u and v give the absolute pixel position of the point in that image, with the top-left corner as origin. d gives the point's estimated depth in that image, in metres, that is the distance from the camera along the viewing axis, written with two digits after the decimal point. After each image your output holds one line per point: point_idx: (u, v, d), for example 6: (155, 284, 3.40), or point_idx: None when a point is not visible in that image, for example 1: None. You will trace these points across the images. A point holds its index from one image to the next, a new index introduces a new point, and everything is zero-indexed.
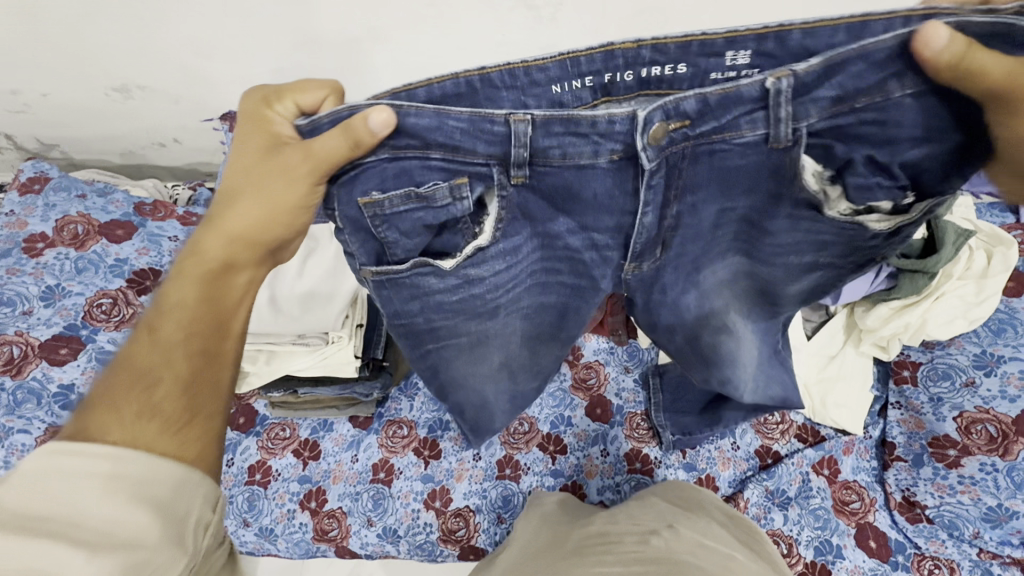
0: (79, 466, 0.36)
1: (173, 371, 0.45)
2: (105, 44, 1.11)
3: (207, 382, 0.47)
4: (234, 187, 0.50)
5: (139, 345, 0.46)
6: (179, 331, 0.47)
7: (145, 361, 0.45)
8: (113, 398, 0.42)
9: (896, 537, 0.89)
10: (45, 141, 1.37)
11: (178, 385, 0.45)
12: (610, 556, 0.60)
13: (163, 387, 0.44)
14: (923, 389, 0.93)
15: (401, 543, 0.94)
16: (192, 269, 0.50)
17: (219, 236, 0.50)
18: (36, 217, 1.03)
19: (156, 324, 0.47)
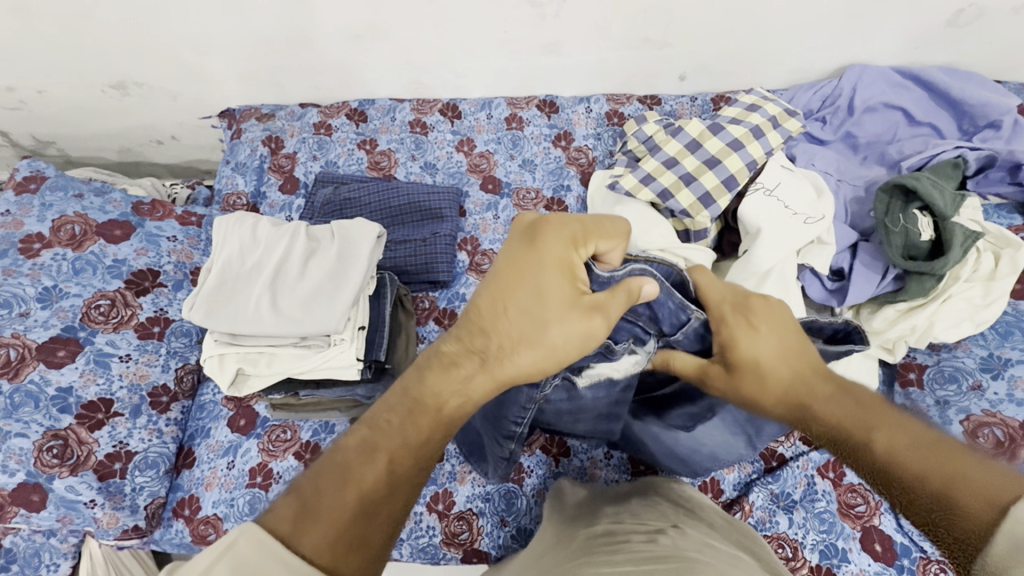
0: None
1: (386, 506, 0.47)
2: (100, 39, 1.09)
3: (402, 515, 0.49)
4: (506, 306, 0.55)
5: (364, 459, 0.48)
6: (402, 463, 0.49)
7: (363, 478, 0.47)
8: (337, 509, 0.45)
9: (902, 541, 0.88)
10: (40, 138, 1.35)
11: (385, 519, 0.47)
12: (619, 554, 0.57)
13: (384, 502, 0.47)
14: (929, 393, 0.91)
15: (403, 546, 0.92)
16: (439, 395, 0.53)
17: (484, 374, 0.54)
18: (32, 217, 1.01)
19: (380, 446, 0.49)
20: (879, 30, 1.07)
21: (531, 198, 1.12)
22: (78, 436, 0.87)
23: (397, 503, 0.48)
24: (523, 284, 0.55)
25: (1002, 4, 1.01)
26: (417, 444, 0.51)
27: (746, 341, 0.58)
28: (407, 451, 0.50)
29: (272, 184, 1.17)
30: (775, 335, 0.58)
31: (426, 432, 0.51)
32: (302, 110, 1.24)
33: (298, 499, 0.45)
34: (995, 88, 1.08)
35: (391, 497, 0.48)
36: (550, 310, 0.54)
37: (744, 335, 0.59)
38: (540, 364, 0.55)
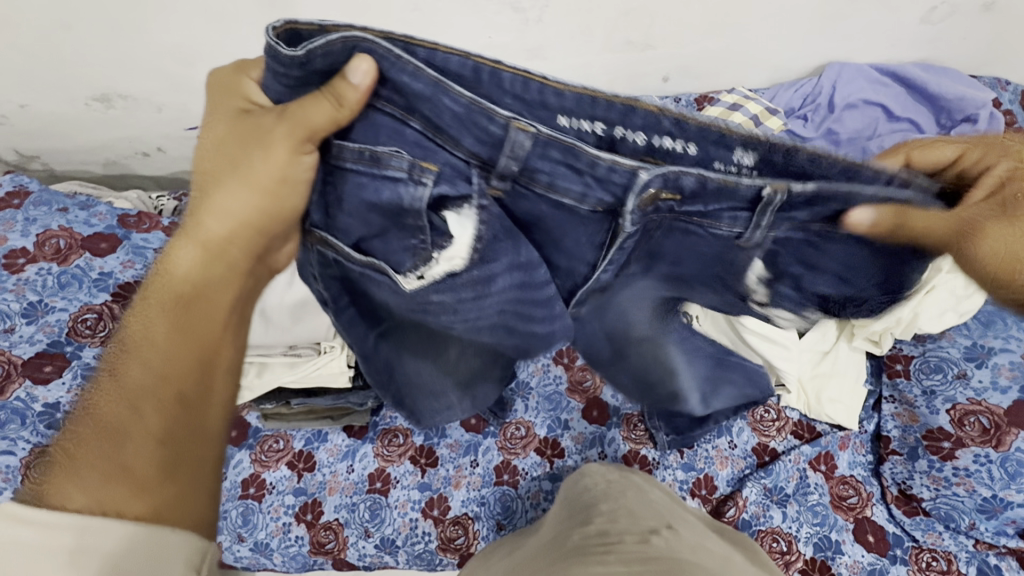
0: (26, 542, 0.35)
1: (140, 421, 0.42)
2: (82, 52, 1.09)
3: (178, 422, 0.44)
4: (210, 188, 0.49)
5: (98, 395, 0.44)
6: (146, 376, 0.44)
7: (103, 416, 0.42)
8: (77, 456, 0.40)
9: (894, 531, 0.89)
10: (24, 153, 1.34)
11: (157, 433, 0.43)
12: (612, 556, 0.57)
13: (141, 420, 0.43)
14: (915, 383, 0.93)
15: (399, 553, 0.93)
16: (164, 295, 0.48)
17: (198, 252, 0.49)
18: (16, 231, 1.00)
19: (115, 374, 0.45)
20: (856, 28, 1.09)
21: None
22: None
23: (164, 411, 0.43)
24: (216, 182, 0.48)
25: (974, 2, 1.03)
26: (167, 346, 0.46)
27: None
28: (155, 360, 0.45)
29: None
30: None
31: (167, 328, 0.46)
32: None
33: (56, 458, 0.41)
34: (971, 84, 1.11)
35: (140, 408, 0.43)
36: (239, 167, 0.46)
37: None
38: (253, 198, 0.47)
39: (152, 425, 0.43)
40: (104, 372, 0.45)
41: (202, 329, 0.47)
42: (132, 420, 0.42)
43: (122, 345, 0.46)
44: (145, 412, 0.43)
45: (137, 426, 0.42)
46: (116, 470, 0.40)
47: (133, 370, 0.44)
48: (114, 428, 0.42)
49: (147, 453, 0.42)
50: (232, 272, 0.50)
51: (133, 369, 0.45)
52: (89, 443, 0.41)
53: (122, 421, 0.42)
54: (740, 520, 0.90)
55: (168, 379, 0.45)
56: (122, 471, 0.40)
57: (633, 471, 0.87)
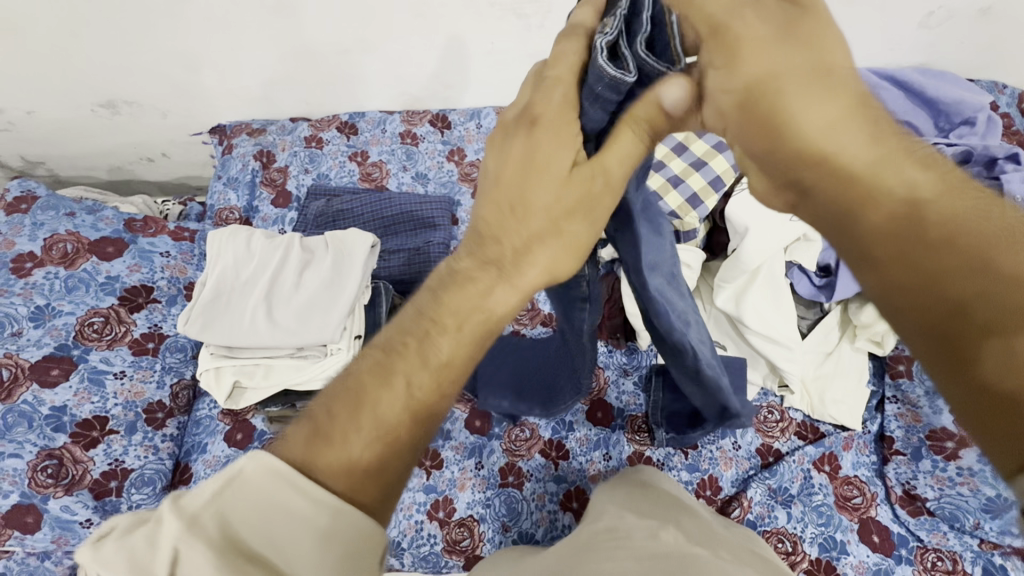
0: (290, 506, 0.40)
1: (400, 437, 0.45)
2: (90, 59, 1.10)
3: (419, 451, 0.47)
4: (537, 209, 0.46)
5: (376, 384, 0.46)
6: (423, 394, 0.46)
7: (380, 411, 0.45)
8: (347, 443, 0.43)
9: (898, 530, 0.89)
10: (30, 159, 1.35)
11: (408, 450, 0.46)
12: (621, 552, 0.57)
13: (397, 441, 0.45)
14: (918, 383, 0.96)
15: (405, 556, 0.92)
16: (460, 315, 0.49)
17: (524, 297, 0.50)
18: (24, 236, 1.01)
19: (393, 368, 0.47)
20: (853, 33, 1.10)
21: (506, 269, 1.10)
22: (73, 455, 0.86)
23: (422, 430, 0.46)
24: (542, 177, 0.46)
25: (970, 7, 1.05)
26: (449, 373, 0.48)
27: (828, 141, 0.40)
28: (431, 378, 0.47)
29: (265, 198, 1.19)
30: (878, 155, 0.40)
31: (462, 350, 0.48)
32: (293, 124, 1.25)
33: (310, 426, 0.44)
34: (969, 86, 1.12)
35: (407, 424, 0.45)
36: (597, 195, 0.46)
37: (871, 165, 0.40)
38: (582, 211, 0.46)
39: (407, 443, 0.45)
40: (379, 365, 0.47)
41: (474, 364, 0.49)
42: (394, 433, 0.45)
43: (418, 343, 0.48)
44: (408, 430, 0.45)
45: (396, 442, 0.45)
46: (380, 477, 0.44)
47: (415, 379, 0.47)
48: (377, 432, 0.44)
49: (399, 466, 0.45)
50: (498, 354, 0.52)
51: (413, 379, 0.47)
52: (364, 433, 0.44)
53: (384, 429, 0.44)
54: (745, 521, 0.90)
55: (430, 404, 0.47)
56: (384, 478, 0.44)
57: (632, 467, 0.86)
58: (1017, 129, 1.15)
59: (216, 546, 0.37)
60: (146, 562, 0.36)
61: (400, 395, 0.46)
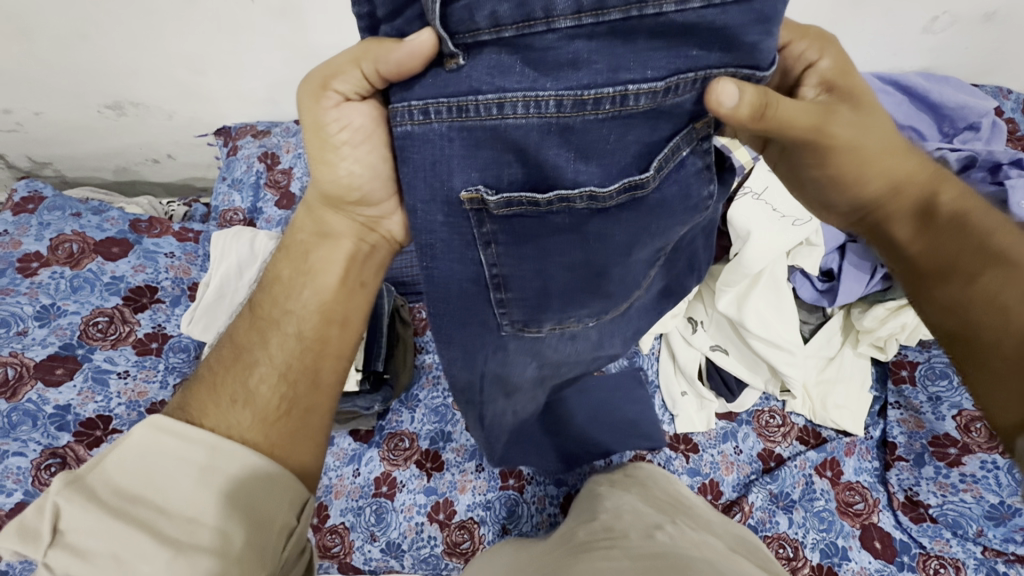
0: (167, 448, 0.45)
1: (265, 365, 0.53)
2: (96, 61, 1.11)
3: (291, 374, 0.53)
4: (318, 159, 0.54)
5: (242, 331, 0.55)
6: (276, 326, 0.54)
7: (245, 351, 0.54)
8: (219, 381, 0.52)
9: (900, 537, 0.89)
10: (37, 160, 1.36)
11: (273, 376, 0.52)
12: (617, 551, 0.57)
13: (258, 371, 0.52)
14: (921, 389, 0.95)
15: (405, 558, 0.92)
16: (288, 250, 0.58)
17: (344, 216, 0.57)
18: (30, 236, 1.02)
19: (254, 313, 0.56)
20: (857, 38, 1.10)
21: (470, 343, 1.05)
22: (76, 454, 0.87)
23: (284, 353, 0.53)
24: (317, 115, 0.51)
25: (975, 12, 1.05)
26: (293, 301, 0.55)
27: (857, 164, 0.53)
28: (282, 313, 0.55)
29: (270, 200, 1.20)
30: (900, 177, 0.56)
31: (295, 273, 0.57)
32: (297, 126, 1.26)
33: (195, 385, 0.53)
34: (973, 92, 1.12)
35: (267, 350, 0.53)
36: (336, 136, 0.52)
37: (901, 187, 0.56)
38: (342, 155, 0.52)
39: (273, 372, 0.52)
40: (244, 317, 0.56)
41: (320, 291, 0.56)
42: (255, 362, 0.53)
43: (266, 286, 0.57)
44: (270, 360, 0.53)
45: (259, 370, 0.52)
46: (245, 402, 0.50)
47: (267, 315, 0.55)
48: (239, 366, 0.53)
49: (269, 390, 0.51)
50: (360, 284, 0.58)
51: (267, 314, 0.55)
52: (230, 372, 0.52)
53: (245, 362, 0.53)
54: (746, 526, 0.90)
55: (290, 333, 0.54)
56: (251, 403, 0.50)
57: (626, 468, 0.86)
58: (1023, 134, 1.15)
59: (92, 490, 0.42)
60: (32, 524, 0.41)
61: (257, 332, 0.54)
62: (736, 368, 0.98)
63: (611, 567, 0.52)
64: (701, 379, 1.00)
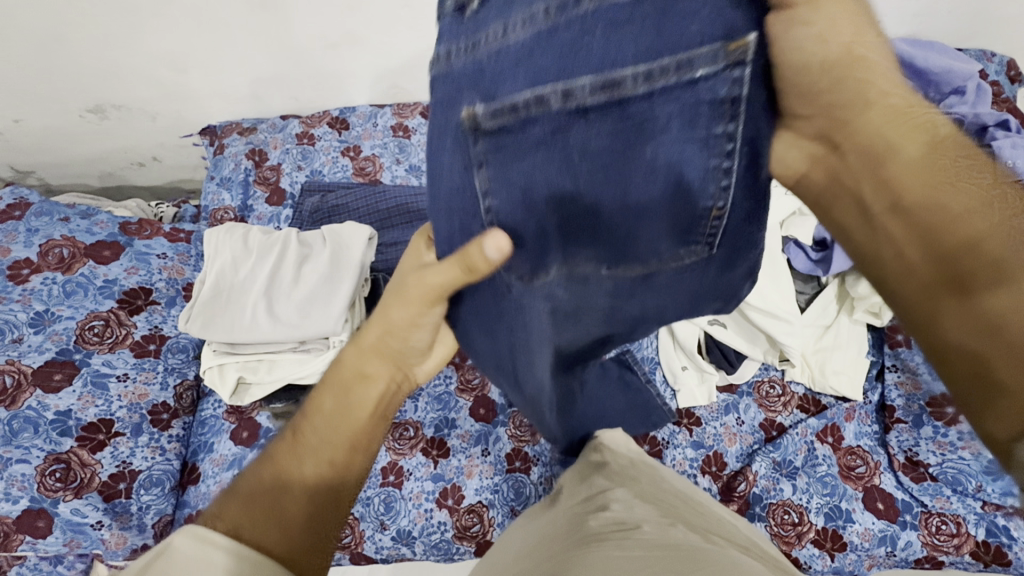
0: (207, 559, 0.42)
1: (302, 478, 0.54)
2: (75, 63, 1.09)
3: (320, 498, 0.53)
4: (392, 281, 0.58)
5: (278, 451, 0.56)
6: (313, 442, 0.56)
7: (278, 469, 0.54)
8: (252, 496, 0.51)
9: (902, 497, 0.91)
10: (20, 169, 1.34)
11: (303, 497, 0.52)
12: (630, 541, 0.55)
13: (290, 491, 0.52)
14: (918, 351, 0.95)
15: (416, 544, 0.93)
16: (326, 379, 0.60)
17: (385, 360, 0.60)
18: (19, 243, 1.01)
19: (289, 431, 0.57)
20: None
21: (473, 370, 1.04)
22: (81, 458, 0.87)
23: (318, 474, 0.54)
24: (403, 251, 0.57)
25: None
26: (331, 421, 0.57)
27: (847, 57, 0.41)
28: (318, 437, 0.56)
29: (260, 196, 1.19)
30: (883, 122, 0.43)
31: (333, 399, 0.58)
32: (283, 121, 1.24)
33: (228, 496, 0.52)
34: (956, 56, 1.12)
35: (303, 470, 0.54)
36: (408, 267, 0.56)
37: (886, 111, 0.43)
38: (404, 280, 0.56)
39: (306, 492, 0.53)
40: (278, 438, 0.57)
41: (354, 422, 0.58)
42: (289, 481, 0.53)
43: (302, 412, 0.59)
44: (302, 476, 0.54)
45: (292, 491, 0.52)
46: (275, 520, 0.49)
47: (303, 436, 0.56)
48: (274, 483, 0.53)
49: (301, 510, 0.51)
50: (393, 364, 0.61)
51: (302, 435, 0.56)
52: (264, 489, 0.52)
53: (280, 478, 0.53)
54: (751, 494, 0.91)
55: (323, 455, 0.55)
56: (285, 521, 0.49)
57: (610, 446, 0.84)
58: (1007, 96, 1.16)
59: None
60: None
61: (291, 451, 0.55)
62: (735, 341, 0.98)
63: (628, 560, 0.51)
64: (700, 353, 1.00)
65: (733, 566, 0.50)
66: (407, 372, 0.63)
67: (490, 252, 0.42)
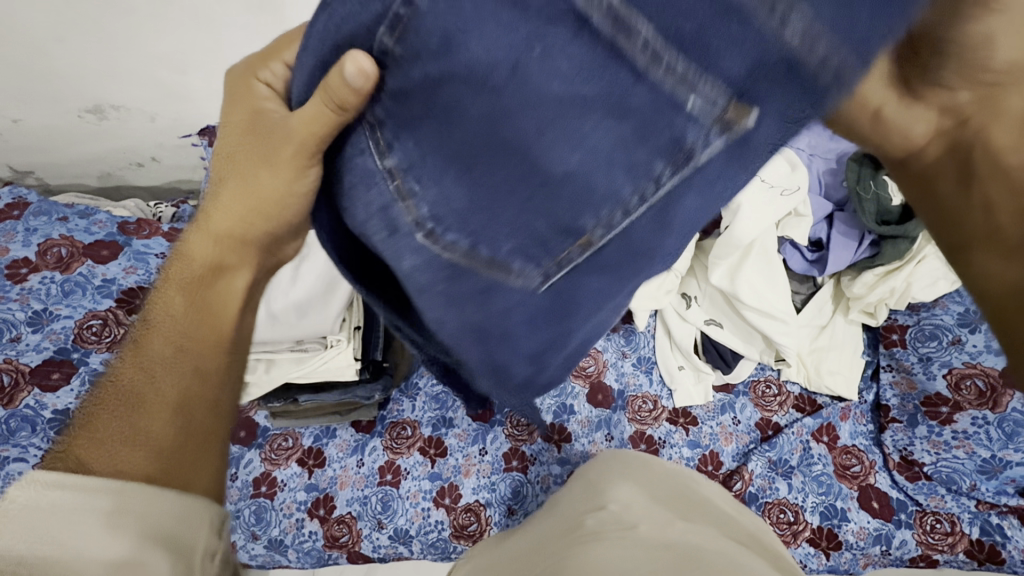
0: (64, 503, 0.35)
1: (158, 391, 0.46)
2: (74, 64, 1.10)
3: (189, 411, 0.46)
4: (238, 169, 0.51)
5: (121, 372, 0.47)
6: (164, 351, 0.48)
7: (124, 383, 0.45)
8: (95, 422, 0.42)
9: (897, 496, 0.91)
10: (19, 168, 1.34)
11: (166, 408, 0.45)
12: (627, 540, 0.55)
13: (142, 408, 0.44)
14: (912, 351, 0.96)
15: (413, 543, 0.94)
16: (177, 289, 0.52)
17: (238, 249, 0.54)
18: (17, 242, 1.01)
19: (136, 350, 0.48)
20: None
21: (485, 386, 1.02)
22: None
23: (177, 382, 0.47)
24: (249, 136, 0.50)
25: None
26: (198, 330, 0.50)
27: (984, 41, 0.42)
28: (172, 350, 0.48)
29: None
30: (990, 97, 0.43)
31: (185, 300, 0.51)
32: None
33: (64, 433, 0.42)
34: None
35: (160, 383, 0.46)
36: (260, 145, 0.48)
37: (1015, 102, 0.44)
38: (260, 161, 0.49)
39: (171, 408, 0.45)
40: (115, 357, 0.48)
41: (211, 322, 0.51)
42: (140, 397, 0.45)
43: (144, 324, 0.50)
44: (159, 386, 0.46)
45: (147, 409, 0.44)
46: (135, 441, 0.42)
47: (153, 350, 0.48)
48: (121, 403, 0.44)
49: (163, 424, 0.44)
50: (252, 252, 0.55)
51: (150, 349, 0.48)
52: (110, 411, 0.44)
53: (127, 395, 0.45)
54: (747, 493, 0.92)
55: (179, 359, 0.48)
56: (149, 442, 0.42)
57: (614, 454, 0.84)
58: None
59: None
60: None
61: (134, 365, 0.47)
62: (732, 341, 0.98)
63: (624, 559, 0.51)
64: (699, 352, 1.01)
65: (729, 564, 0.50)
66: (277, 256, 0.58)
67: (347, 68, 0.32)
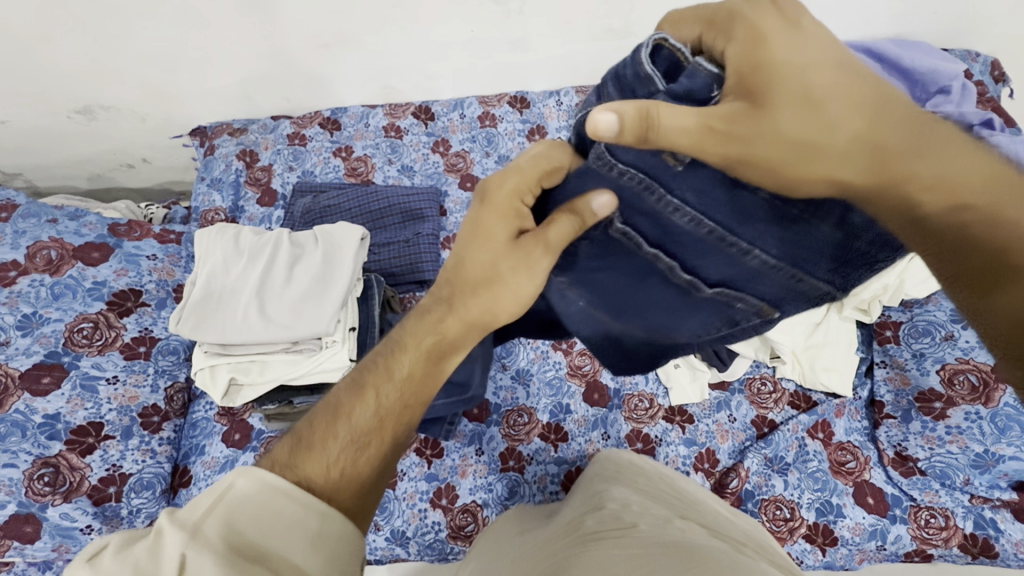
0: (277, 510, 0.42)
1: (376, 437, 0.51)
2: (63, 64, 1.08)
3: (386, 459, 0.52)
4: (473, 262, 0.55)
5: (353, 399, 0.53)
6: (391, 402, 0.53)
7: (355, 418, 0.51)
8: (325, 444, 0.49)
9: (892, 491, 0.92)
10: (7, 171, 1.32)
11: (376, 451, 0.51)
12: (628, 539, 0.55)
13: (364, 452, 0.50)
14: (905, 346, 0.97)
15: (410, 544, 0.93)
16: (417, 341, 0.56)
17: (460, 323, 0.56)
18: (5, 244, 0.99)
19: (369, 385, 0.53)
20: (824, 9, 1.12)
21: (522, 425, 0.99)
22: (71, 462, 0.86)
23: (394, 431, 0.52)
24: (488, 241, 0.54)
25: None
26: (413, 390, 0.54)
27: (840, 102, 0.36)
28: (392, 404, 0.53)
29: (252, 198, 1.18)
30: (802, 122, 0.36)
31: (418, 363, 0.55)
32: (275, 122, 1.24)
33: (293, 440, 0.49)
34: (941, 55, 1.13)
35: (379, 429, 0.51)
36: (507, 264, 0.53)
37: (905, 146, 0.37)
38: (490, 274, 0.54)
39: (376, 456, 0.51)
40: (350, 386, 0.54)
41: (424, 387, 0.55)
42: (359, 441, 0.50)
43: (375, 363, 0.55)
44: (376, 433, 0.51)
45: (363, 450, 0.50)
46: (348, 476, 0.48)
47: (380, 393, 0.53)
48: (349, 437, 0.50)
49: (371, 464, 0.50)
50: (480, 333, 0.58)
51: (378, 392, 0.53)
52: (336, 438, 0.50)
53: (355, 433, 0.50)
54: (743, 491, 0.92)
55: (395, 415, 0.53)
56: (357, 479, 0.49)
57: (621, 452, 0.85)
58: (991, 95, 1.18)
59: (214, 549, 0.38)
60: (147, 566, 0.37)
61: (361, 405, 0.52)
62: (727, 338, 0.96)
63: (624, 559, 0.51)
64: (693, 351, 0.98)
65: (731, 563, 0.50)
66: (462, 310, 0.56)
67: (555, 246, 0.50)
